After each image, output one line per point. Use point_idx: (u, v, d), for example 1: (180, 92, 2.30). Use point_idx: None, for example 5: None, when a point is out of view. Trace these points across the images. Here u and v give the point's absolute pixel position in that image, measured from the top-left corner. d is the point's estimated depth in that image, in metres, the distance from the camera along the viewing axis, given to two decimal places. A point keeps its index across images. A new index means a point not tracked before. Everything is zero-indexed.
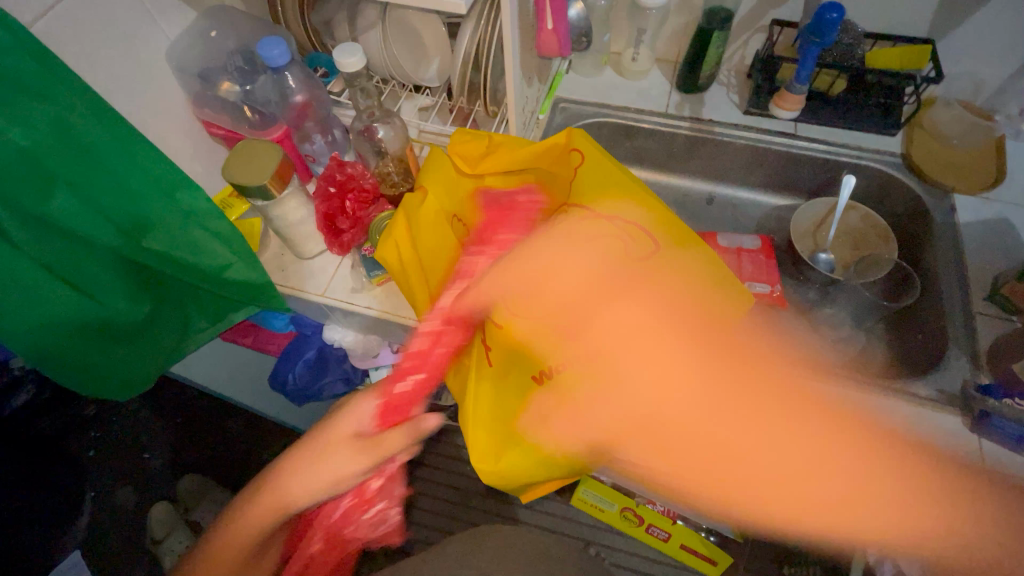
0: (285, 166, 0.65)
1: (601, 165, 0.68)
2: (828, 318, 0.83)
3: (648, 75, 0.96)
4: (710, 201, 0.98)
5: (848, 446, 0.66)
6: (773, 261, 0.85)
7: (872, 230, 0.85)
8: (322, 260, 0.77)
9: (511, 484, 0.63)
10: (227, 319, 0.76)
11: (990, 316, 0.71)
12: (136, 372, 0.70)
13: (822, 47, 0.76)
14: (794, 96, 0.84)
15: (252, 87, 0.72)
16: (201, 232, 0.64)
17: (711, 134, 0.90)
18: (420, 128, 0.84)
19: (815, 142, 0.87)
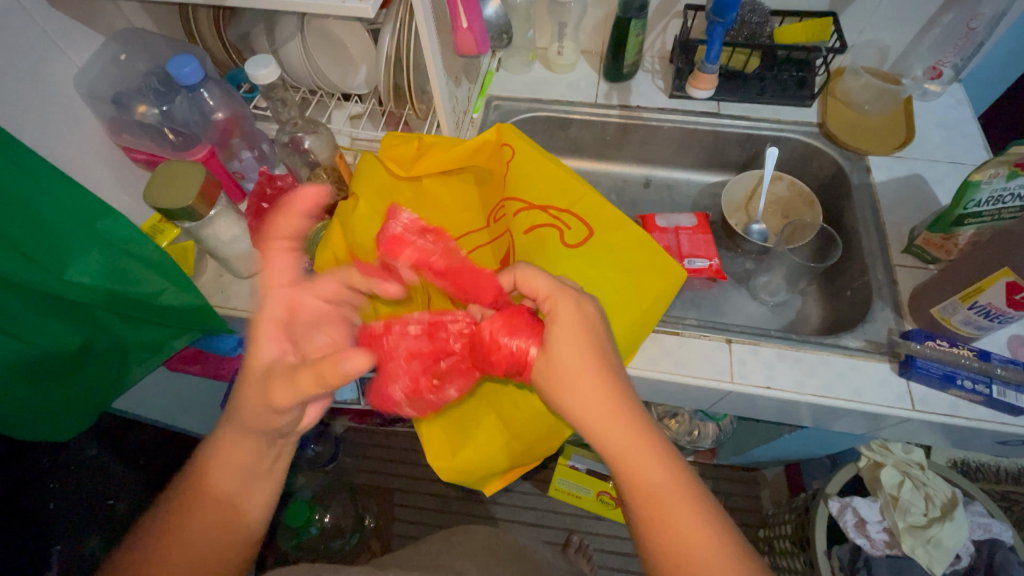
0: (211, 185, 0.64)
1: (530, 157, 0.70)
2: (765, 284, 0.87)
3: (576, 68, 0.98)
4: (647, 184, 1.01)
5: (790, 403, 0.68)
6: (710, 236, 0.88)
7: (798, 197, 0.89)
8: (262, 277, 0.76)
9: (470, 479, 0.64)
10: (169, 349, 0.73)
11: (909, 266, 0.76)
12: (74, 410, 0.68)
13: (726, 27, 0.80)
14: (707, 76, 0.87)
15: (170, 108, 0.72)
16: (127, 259, 0.62)
17: (641, 119, 0.92)
18: (352, 136, 0.83)
19: (737, 119, 0.90)
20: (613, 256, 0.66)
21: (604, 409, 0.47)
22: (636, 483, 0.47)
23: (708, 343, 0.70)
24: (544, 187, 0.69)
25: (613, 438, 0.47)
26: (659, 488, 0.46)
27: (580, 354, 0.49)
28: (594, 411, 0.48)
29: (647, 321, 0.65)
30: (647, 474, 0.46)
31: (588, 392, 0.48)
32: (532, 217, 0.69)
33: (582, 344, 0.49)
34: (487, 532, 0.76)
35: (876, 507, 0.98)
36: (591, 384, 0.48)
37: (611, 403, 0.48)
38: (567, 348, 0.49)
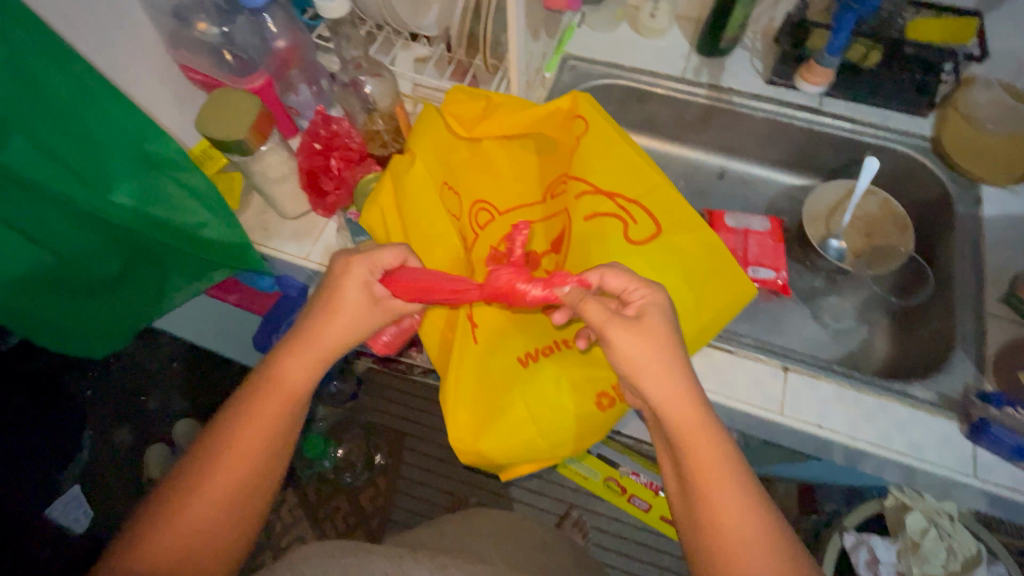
0: (264, 119, 0.60)
1: (605, 133, 0.63)
2: (832, 307, 0.80)
3: (667, 34, 0.88)
4: (721, 175, 0.92)
5: (836, 445, 0.63)
6: (782, 245, 0.81)
7: (890, 217, 0.81)
8: (305, 221, 0.73)
9: (488, 463, 0.60)
10: (207, 278, 0.72)
11: (1001, 317, 0.67)
12: (111, 326, 0.68)
13: (858, 13, 0.70)
14: (823, 69, 0.77)
15: (231, 29, 0.65)
16: (175, 188, 0.61)
17: (729, 104, 0.83)
18: (415, 81, 0.78)
19: (840, 120, 0.81)
20: (677, 262, 0.60)
21: (683, 403, 0.47)
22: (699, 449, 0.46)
23: (762, 367, 0.64)
24: (614, 170, 0.62)
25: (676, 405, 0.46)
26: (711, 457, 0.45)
27: (663, 347, 0.47)
28: (669, 388, 0.47)
29: (701, 335, 0.60)
30: (706, 466, 0.45)
31: (669, 383, 0.47)
32: (595, 202, 0.63)
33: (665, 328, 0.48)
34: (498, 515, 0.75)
35: (893, 549, 0.95)
36: (670, 373, 0.47)
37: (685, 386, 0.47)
38: (641, 333, 0.47)
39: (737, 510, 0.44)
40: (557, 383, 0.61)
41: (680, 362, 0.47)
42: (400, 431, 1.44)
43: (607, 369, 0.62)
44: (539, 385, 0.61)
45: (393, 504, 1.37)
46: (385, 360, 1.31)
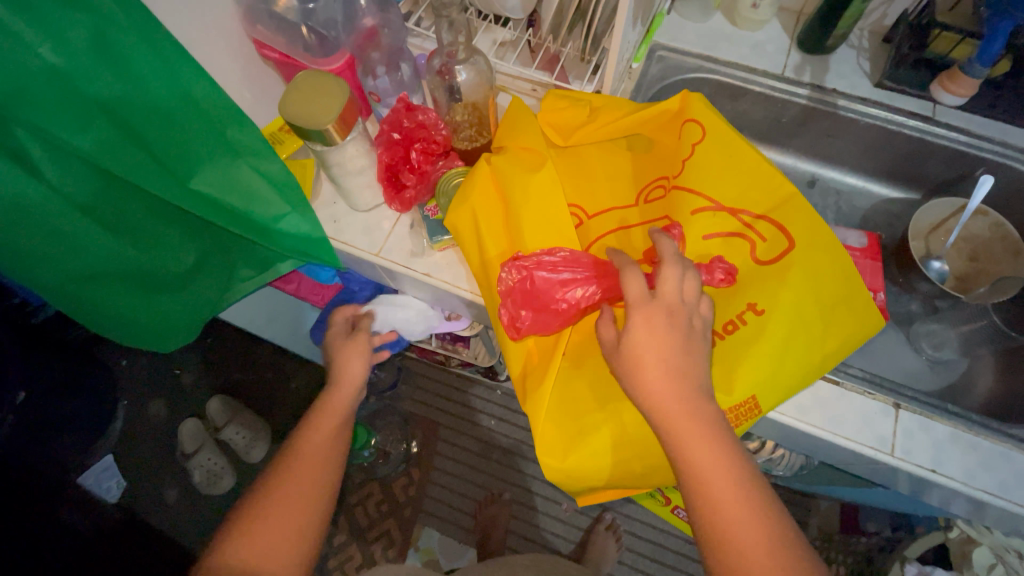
0: (351, 108, 0.56)
1: (720, 139, 0.60)
2: (929, 335, 0.75)
3: (766, 27, 0.81)
4: (811, 184, 0.87)
5: (943, 491, 0.59)
6: (879, 265, 0.76)
7: (1000, 241, 0.74)
8: (377, 214, 0.68)
9: (575, 485, 0.57)
10: (276, 270, 0.67)
11: None
12: (177, 329, 0.64)
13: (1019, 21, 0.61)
14: (970, 79, 0.69)
15: (315, 6, 0.60)
16: (253, 175, 0.56)
17: (832, 107, 0.77)
18: (496, 68, 0.73)
19: (955, 131, 0.73)
20: (808, 283, 0.55)
21: (672, 394, 0.46)
22: (691, 454, 0.45)
23: (872, 404, 0.59)
24: (735, 182, 0.59)
25: (663, 400, 0.46)
26: (704, 463, 0.44)
27: (665, 335, 0.47)
28: (657, 388, 0.46)
29: (826, 365, 0.55)
30: (706, 459, 0.44)
31: (662, 380, 0.46)
32: (717, 220, 0.59)
33: (648, 317, 0.47)
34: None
35: None
36: (664, 363, 0.46)
37: (678, 389, 0.46)
38: (649, 320, 0.47)
39: (743, 500, 0.44)
40: None
41: (672, 350, 0.47)
42: (435, 422, 1.42)
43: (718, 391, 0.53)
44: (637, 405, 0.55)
45: (426, 495, 1.36)
46: (426, 352, 1.28)
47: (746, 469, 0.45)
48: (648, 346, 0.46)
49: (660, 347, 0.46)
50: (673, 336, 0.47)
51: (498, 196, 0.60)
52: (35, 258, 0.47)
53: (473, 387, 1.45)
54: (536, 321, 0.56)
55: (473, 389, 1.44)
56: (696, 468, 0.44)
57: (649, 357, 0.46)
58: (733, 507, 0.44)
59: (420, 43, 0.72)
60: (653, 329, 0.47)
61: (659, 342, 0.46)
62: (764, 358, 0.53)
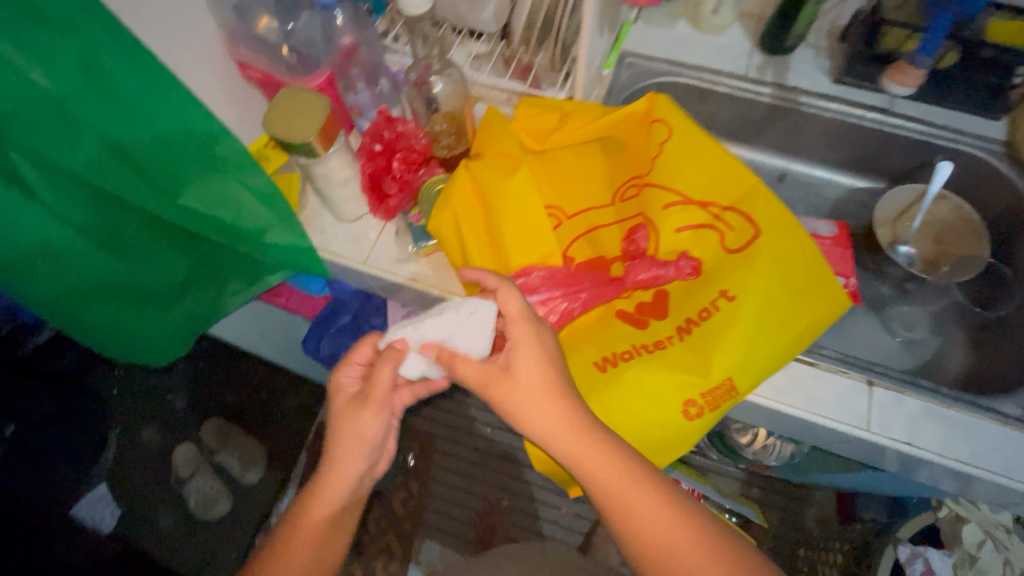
0: (332, 120, 0.58)
1: (686, 136, 0.63)
2: (902, 316, 0.77)
3: (728, 31, 0.85)
4: (781, 178, 0.90)
5: (922, 464, 0.61)
6: (850, 252, 0.78)
7: (963, 224, 0.77)
8: (362, 224, 0.70)
9: (564, 473, 0.59)
10: (264, 282, 0.69)
11: None
12: (170, 339, 0.66)
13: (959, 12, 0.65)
14: (916, 70, 0.73)
15: (294, 26, 0.64)
16: (241, 190, 0.58)
17: (795, 104, 0.80)
18: (473, 80, 0.76)
19: (911, 121, 0.78)
20: (776, 267, 0.57)
21: (564, 430, 0.49)
22: (613, 494, 0.48)
23: (847, 382, 0.61)
24: (702, 176, 0.62)
25: (571, 448, 0.49)
26: (626, 499, 0.48)
27: (544, 374, 0.51)
28: (566, 436, 0.49)
29: (800, 344, 0.57)
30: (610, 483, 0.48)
31: (570, 426, 0.49)
32: (687, 213, 0.62)
33: (531, 358, 0.51)
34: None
35: (948, 562, 0.94)
36: (552, 403, 0.50)
37: (588, 436, 0.49)
38: (528, 360, 0.51)
39: (653, 513, 0.48)
40: (639, 391, 0.56)
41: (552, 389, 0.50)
42: (432, 434, 1.42)
43: (695, 375, 0.55)
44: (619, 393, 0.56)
45: (425, 507, 1.36)
46: None
47: (667, 494, 0.49)
48: (533, 385, 0.50)
49: (542, 390, 0.50)
50: (554, 369, 0.51)
51: (478, 199, 0.62)
52: (31, 277, 0.49)
53: (467, 396, 1.45)
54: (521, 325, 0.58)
55: (471, 399, 1.44)
56: (620, 505, 0.48)
57: (536, 404, 0.50)
58: (666, 534, 0.47)
59: (397, 60, 0.72)
60: (530, 368, 0.51)
61: (535, 381, 0.50)
62: (736, 346, 0.55)
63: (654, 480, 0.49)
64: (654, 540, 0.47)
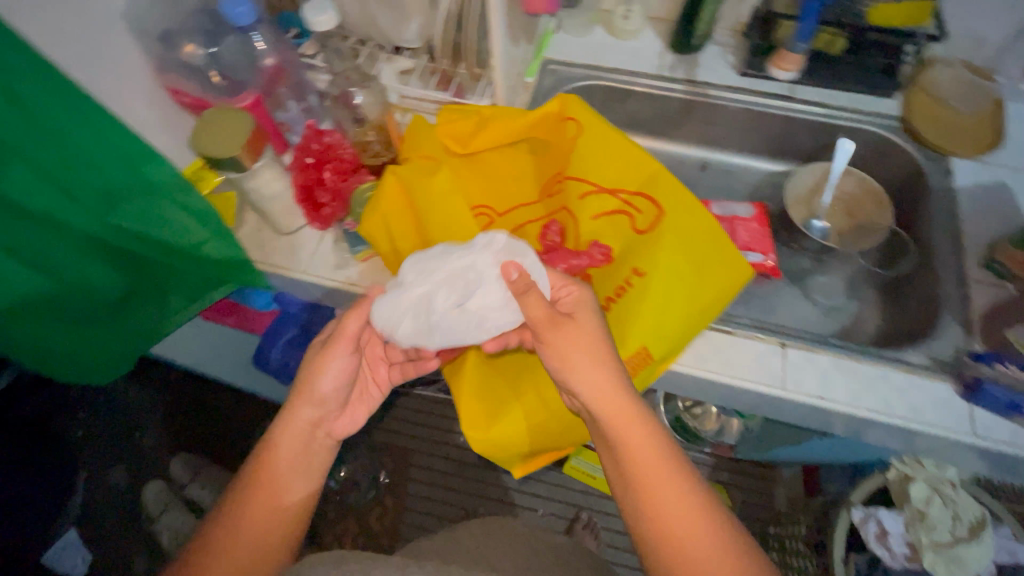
0: (256, 135, 0.61)
1: (596, 131, 0.68)
2: (821, 285, 0.83)
3: (641, 35, 0.91)
4: (704, 167, 0.95)
5: (841, 416, 0.65)
6: (768, 230, 0.83)
7: (868, 195, 0.83)
8: (300, 236, 0.73)
9: (503, 454, 0.61)
10: (207, 298, 0.71)
11: (985, 283, 0.70)
12: (115, 350, 0.69)
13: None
14: (793, 55, 0.82)
15: (218, 49, 0.69)
16: (175, 210, 0.59)
17: (706, 97, 0.87)
18: (402, 92, 0.79)
19: (812, 105, 0.84)
20: (680, 242, 0.63)
21: (614, 401, 0.52)
22: (644, 471, 0.51)
23: (762, 345, 0.65)
24: (612, 166, 0.68)
25: (613, 417, 0.52)
26: (655, 477, 0.51)
27: (591, 344, 0.53)
28: (607, 406, 0.52)
29: (708, 316, 0.61)
30: (641, 460, 0.51)
31: (613, 397, 0.52)
32: (600, 201, 0.69)
33: (596, 329, 0.54)
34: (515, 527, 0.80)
35: (901, 520, 0.94)
36: (603, 373, 0.52)
37: (633, 413, 0.52)
38: (579, 330, 0.53)
39: (675, 502, 0.50)
40: None
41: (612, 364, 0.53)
42: (405, 449, 1.41)
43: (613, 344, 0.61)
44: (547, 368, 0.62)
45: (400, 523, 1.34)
46: None
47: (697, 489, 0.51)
48: (583, 350, 0.53)
49: (598, 359, 0.52)
50: (603, 342, 0.54)
51: (407, 201, 0.65)
52: None
53: (436, 408, 1.46)
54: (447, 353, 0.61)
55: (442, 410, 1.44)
56: (647, 483, 0.51)
57: (586, 371, 0.52)
58: (685, 521, 0.49)
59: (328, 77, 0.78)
60: (585, 336, 0.53)
61: (589, 349, 0.53)
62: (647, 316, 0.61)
63: (685, 470, 0.52)
64: (671, 524, 0.49)
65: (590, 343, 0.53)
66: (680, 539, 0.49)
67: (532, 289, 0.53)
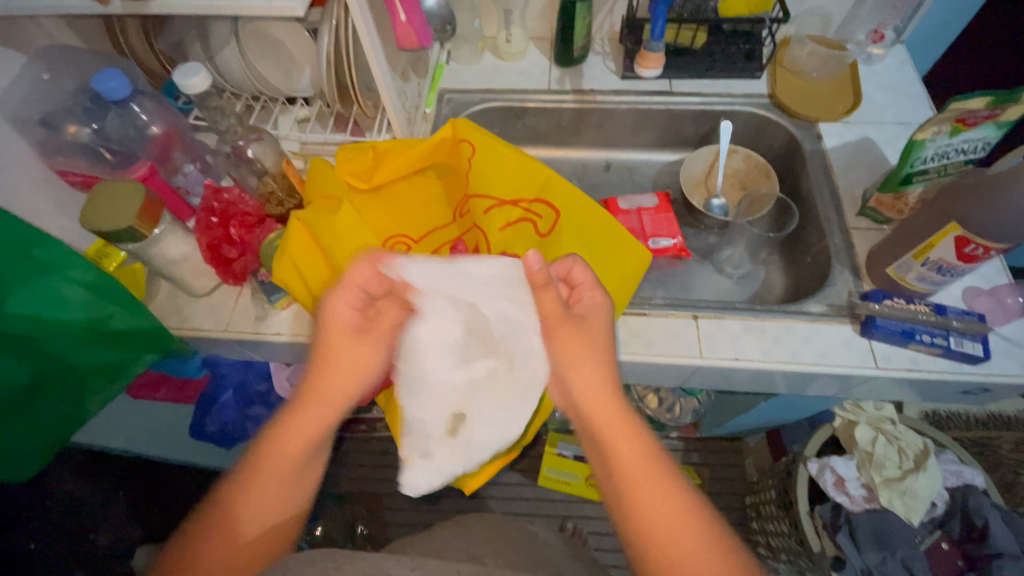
0: (150, 202, 0.62)
1: (490, 149, 0.70)
2: (729, 257, 0.88)
3: (527, 55, 0.97)
4: (608, 167, 1.01)
5: (759, 373, 0.69)
6: (672, 215, 0.89)
7: (754, 168, 0.90)
8: (218, 295, 0.73)
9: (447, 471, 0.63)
10: (127, 374, 0.69)
11: (864, 229, 0.77)
12: (27, 449, 0.63)
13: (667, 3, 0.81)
14: (654, 54, 0.88)
15: (102, 125, 0.69)
16: (72, 288, 0.59)
17: (595, 103, 0.92)
18: (302, 140, 0.82)
19: (690, 96, 0.91)
20: (580, 239, 0.69)
21: (602, 394, 0.53)
22: (628, 467, 0.49)
23: (676, 320, 0.70)
24: (510, 179, 0.70)
25: (598, 410, 0.52)
26: (639, 471, 0.49)
27: (585, 342, 0.54)
28: (594, 399, 0.52)
29: (617, 304, 0.67)
30: (629, 456, 0.50)
31: (597, 391, 0.53)
32: (504, 212, 0.72)
33: (583, 327, 0.55)
34: (495, 520, 0.75)
35: (853, 464, 0.96)
36: (592, 367, 0.53)
37: (619, 408, 0.52)
38: (573, 330, 0.55)
39: (668, 500, 0.48)
40: None
41: (605, 358, 0.54)
42: (377, 494, 1.36)
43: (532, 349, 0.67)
44: None
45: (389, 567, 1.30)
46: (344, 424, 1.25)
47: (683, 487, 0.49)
48: (574, 344, 0.54)
49: (588, 356, 0.54)
50: (597, 337, 0.55)
51: (315, 244, 0.66)
52: None
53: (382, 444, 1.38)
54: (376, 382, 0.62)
55: None
56: (630, 476, 0.49)
57: (579, 364, 0.53)
58: (671, 520, 0.47)
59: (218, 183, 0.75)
60: (582, 332, 0.55)
61: (588, 341, 0.54)
62: None
63: (670, 476, 0.49)
64: (656, 520, 0.47)
65: (580, 339, 0.54)
66: (673, 539, 0.46)
67: (550, 286, 0.54)
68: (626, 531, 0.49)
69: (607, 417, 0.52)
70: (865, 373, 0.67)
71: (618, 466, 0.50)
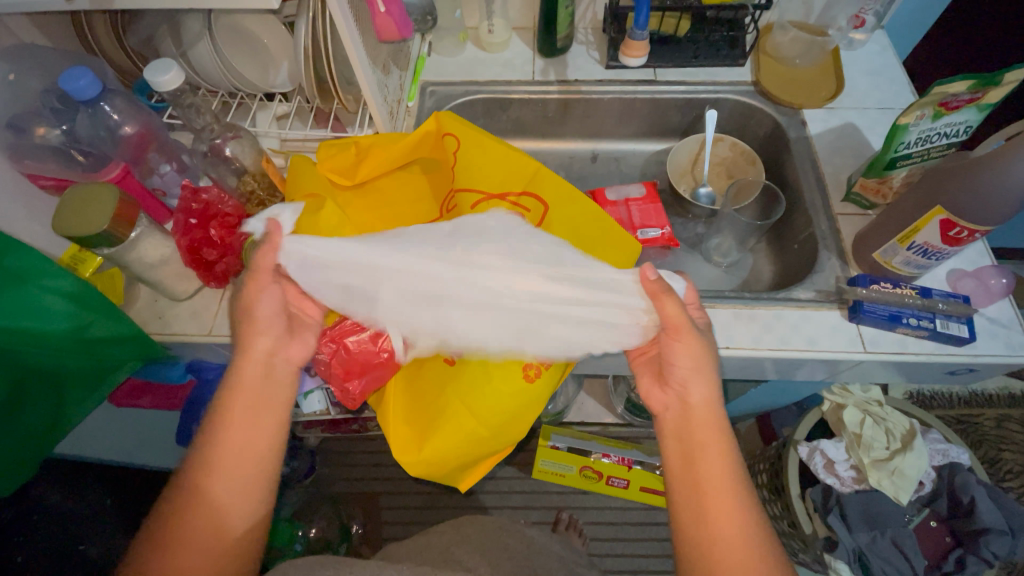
0: (126, 204, 0.59)
1: (475, 142, 0.69)
2: (716, 246, 0.89)
3: (510, 45, 0.96)
4: (594, 158, 1.00)
5: (750, 360, 0.69)
6: (659, 205, 0.88)
7: (740, 156, 0.90)
8: (200, 299, 0.71)
9: (440, 470, 0.62)
10: (110, 382, 0.67)
11: (851, 214, 0.78)
12: (9, 464, 0.62)
13: None
14: (638, 42, 0.87)
15: (72, 125, 0.66)
16: (48, 296, 0.57)
17: (579, 93, 0.91)
18: (282, 137, 0.80)
19: (674, 84, 0.91)
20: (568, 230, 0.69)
21: (705, 415, 0.56)
22: (708, 486, 0.53)
23: None
24: (495, 173, 0.70)
25: (698, 426, 0.56)
26: (720, 489, 0.52)
27: (696, 356, 0.57)
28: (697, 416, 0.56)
29: None
30: (715, 473, 0.53)
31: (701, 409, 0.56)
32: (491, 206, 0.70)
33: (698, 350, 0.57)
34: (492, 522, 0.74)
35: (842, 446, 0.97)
36: (704, 381, 0.56)
37: (717, 434, 0.55)
38: (693, 347, 0.56)
39: (731, 518, 0.51)
40: (478, 379, 0.61)
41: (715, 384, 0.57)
42: (372, 493, 1.35)
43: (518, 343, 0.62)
44: (467, 378, 0.62)
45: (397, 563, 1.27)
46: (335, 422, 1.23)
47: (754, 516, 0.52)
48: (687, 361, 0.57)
49: (697, 378, 0.56)
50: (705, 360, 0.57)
51: None
52: None
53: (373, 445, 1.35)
54: (368, 381, 0.63)
55: None
56: (708, 493, 0.52)
57: (685, 380, 0.57)
58: (734, 543, 0.50)
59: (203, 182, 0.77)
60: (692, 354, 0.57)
61: (694, 365, 0.57)
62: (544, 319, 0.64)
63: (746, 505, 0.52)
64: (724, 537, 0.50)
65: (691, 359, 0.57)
66: (730, 540, 0.50)
67: (670, 292, 0.56)
68: (685, 523, 0.53)
69: (698, 437, 0.55)
70: (854, 358, 0.68)
71: (697, 480, 0.53)
